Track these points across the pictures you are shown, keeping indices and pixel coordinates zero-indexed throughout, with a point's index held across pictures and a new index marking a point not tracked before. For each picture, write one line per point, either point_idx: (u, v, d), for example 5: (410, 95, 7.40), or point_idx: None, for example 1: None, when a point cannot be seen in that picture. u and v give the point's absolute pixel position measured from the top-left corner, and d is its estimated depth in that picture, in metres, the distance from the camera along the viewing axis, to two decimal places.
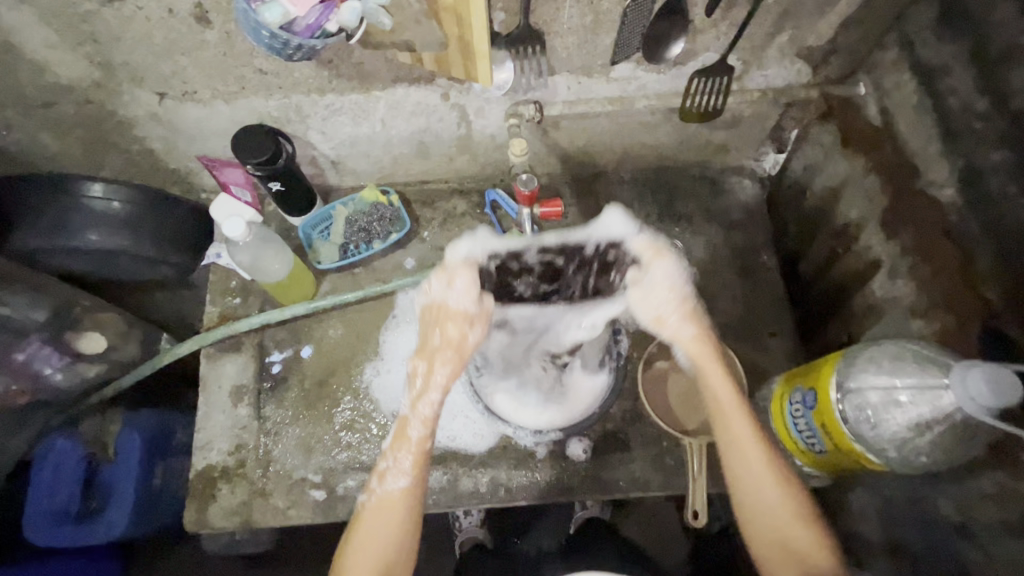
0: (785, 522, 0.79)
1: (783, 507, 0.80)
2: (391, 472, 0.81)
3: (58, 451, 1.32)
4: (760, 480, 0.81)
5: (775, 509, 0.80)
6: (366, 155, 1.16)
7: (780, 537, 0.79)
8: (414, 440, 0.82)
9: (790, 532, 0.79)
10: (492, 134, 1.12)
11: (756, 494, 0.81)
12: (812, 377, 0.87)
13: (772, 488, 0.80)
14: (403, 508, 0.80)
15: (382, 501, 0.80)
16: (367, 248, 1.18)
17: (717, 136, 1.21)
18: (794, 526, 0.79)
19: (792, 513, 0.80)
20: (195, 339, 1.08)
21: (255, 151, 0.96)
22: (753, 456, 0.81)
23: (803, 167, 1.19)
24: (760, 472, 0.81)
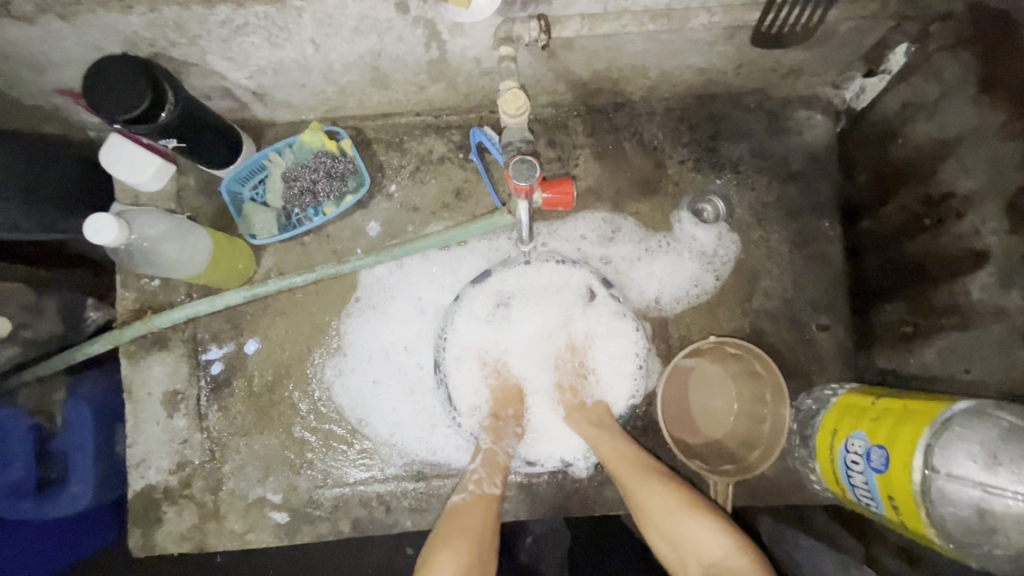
0: (675, 517, 0.72)
1: (673, 502, 0.74)
2: (485, 482, 0.80)
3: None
4: (641, 495, 0.76)
5: (659, 507, 0.74)
6: (301, 85, 0.82)
7: (678, 545, 0.71)
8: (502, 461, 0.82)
9: (676, 530, 0.72)
10: (477, 58, 0.78)
11: (646, 507, 0.75)
12: (883, 433, 0.68)
13: (644, 495, 0.75)
14: (487, 515, 0.76)
15: (472, 503, 0.77)
16: (316, 214, 0.91)
17: (793, 58, 0.87)
18: (676, 520, 0.72)
19: (671, 506, 0.73)
20: (107, 338, 0.86)
21: (121, 99, 0.64)
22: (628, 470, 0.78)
23: (903, 108, 0.87)
24: (633, 486, 0.77)
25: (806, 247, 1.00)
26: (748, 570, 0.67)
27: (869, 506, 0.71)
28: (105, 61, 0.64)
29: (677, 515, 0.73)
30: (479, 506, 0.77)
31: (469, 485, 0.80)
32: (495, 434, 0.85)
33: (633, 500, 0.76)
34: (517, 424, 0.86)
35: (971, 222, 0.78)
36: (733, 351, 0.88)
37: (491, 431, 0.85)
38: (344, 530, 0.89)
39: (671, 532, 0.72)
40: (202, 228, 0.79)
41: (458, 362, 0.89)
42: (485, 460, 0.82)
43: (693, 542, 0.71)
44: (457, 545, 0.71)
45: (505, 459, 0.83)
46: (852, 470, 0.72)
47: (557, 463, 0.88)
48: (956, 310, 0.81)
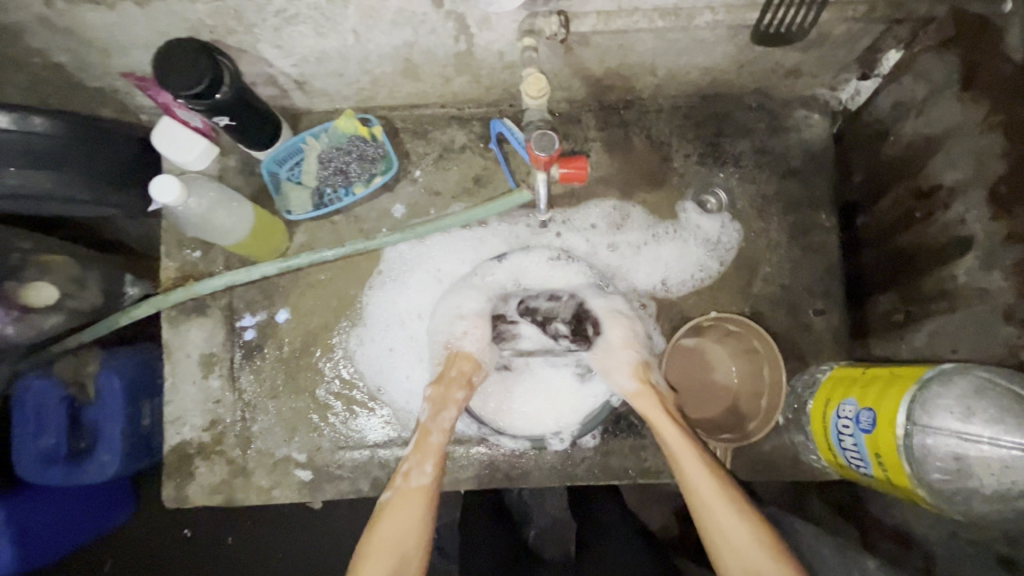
0: (745, 547, 0.74)
1: (747, 531, 0.75)
2: (414, 472, 0.82)
3: (36, 388, 1.09)
4: (719, 517, 0.76)
5: (738, 538, 0.74)
6: (338, 75, 0.90)
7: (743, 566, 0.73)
8: (432, 446, 0.84)
9: (750, 559, 0.73)
10: (501, 51, 0.86)
11: (718, 524, 0.76)
12: (871, 396, 0.73)
13: (723, 517, 0.76)
14: (425, 507, 0.79)
15: (401, 498, 0.80)
16: (347, 194, 0.98)
17: (791, 59, 0.94)
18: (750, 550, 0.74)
19: (747, 534, 0.74)
20: (150, 303, 0.93)
21: (186, 77, 0.72)
22: (707, 488, 0.78)
23: (894, 107, 0.94)
24: (711, 502, 0.77)
25: (803, 237, 1.06)
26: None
27: (858, 468, 0.76)
28: (182, 40, 0.73)
29: (750, 544, 0.74)
30: (409, 497, 0.80)
31: (399, 478, 0.82)
32: (437, 405, 0.87)
33: (702, 518, 0.77)
34: (461, 391, 0.88)
35: (956, 209, 0.84)
36: (733, 329, 0.93)
37: (428, 408, 0.87)
38: (363, 489, 0.95)
39: (741, 555, 0.74)
40: (244, 199, 0.86)
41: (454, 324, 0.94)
42: (418, 441, 0.85)
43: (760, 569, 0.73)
44: (389, 547, 0.75)
45: (438, 441, 0.85)
46: (842, 435, 0.78)
47: (525, 443, 0.93)
48: (944, 293, 0.87)
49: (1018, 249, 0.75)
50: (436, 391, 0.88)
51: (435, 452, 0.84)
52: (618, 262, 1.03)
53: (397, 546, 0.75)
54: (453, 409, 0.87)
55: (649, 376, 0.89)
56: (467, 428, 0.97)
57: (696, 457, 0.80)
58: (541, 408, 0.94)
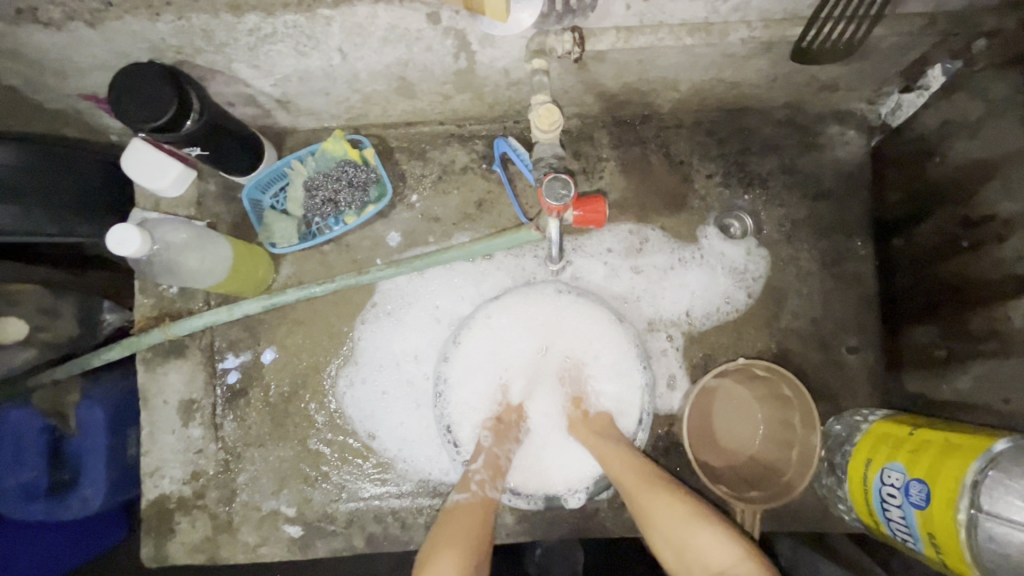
0: (677, 526, 0.68)
1: (676, 514, 0.69)
2: (486, 484, 0.77)
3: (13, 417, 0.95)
4: (646, 502, 0.71)
5: (667, 515, 0.69)
6: (325, 93, 0.81)
7: (684, 554, 0.66)
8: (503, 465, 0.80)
9: (684, 542, 0.67)
10: (506, 68, 0.77)
11: (648, 515, 0.71)
12: (923, 466, 0.65)
13: (651, 503, 0.71)
14: (486, 517, 0.73)
15: (472, 504, 0.75)
16: (336, 223, 0.90)
17: (831, 73, 0.84)
18: (688, 528, 0.67)
19: (678, 515, 0.69)
20: (123, 345, 0.85)
21: (145, 108, 0.63)
22: (626, 475, 0.75)
23: (944, 126, 0.84)
24: (637, 493, 0.73)
25: (836, 266, 0.97)
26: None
27: (905, 541, 0.68)
28: (152, 63, 0.64)
29: (688, 523, 0.68)
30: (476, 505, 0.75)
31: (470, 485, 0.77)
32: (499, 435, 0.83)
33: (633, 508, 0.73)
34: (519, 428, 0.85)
35: (1016, 247, 0.75)
36: (761, 373, 0.85)
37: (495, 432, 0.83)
38: (357, 546, 0.88)
39: (680, 539, 0.67)
40: (221, 239, 0.78)
41: (462, 374, 0.87)
42: (488, 461, 0.80)
43: (698, 549, 0.66)
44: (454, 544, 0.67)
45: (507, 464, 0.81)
46: (887, 503, 0.70)
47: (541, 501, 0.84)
48: (998, 339, 0.78)
49: None
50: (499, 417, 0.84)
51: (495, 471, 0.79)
52: (635, 292, 0.95)
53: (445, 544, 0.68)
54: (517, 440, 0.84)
55: (581, 410, 0.85)
56: None
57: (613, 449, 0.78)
58: (559, 466, 0.85)
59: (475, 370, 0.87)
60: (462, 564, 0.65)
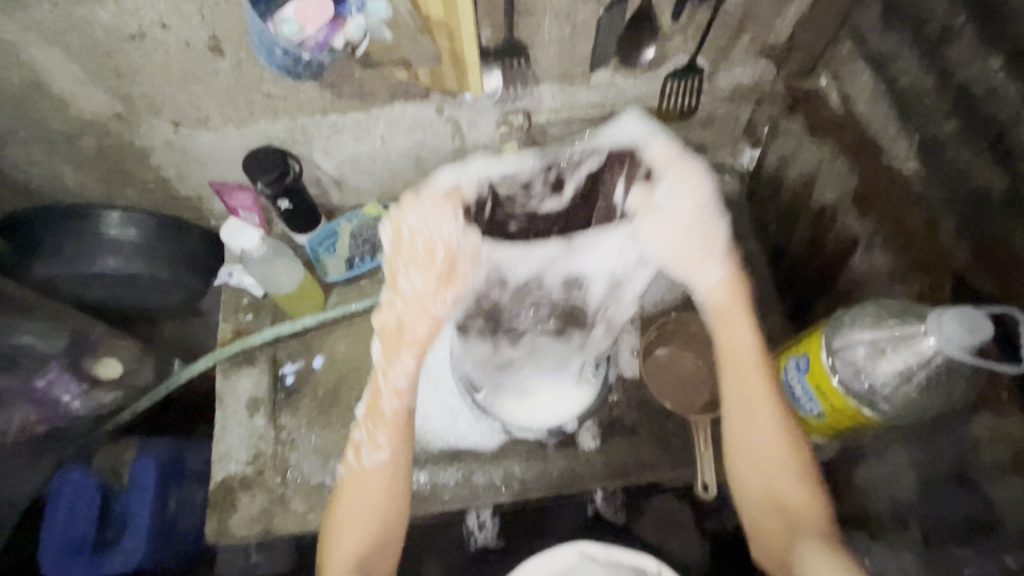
0: (780, 475, 0.82)
1: (785, 464, 0.82)
2: (367, 448, 0.84)
3: (73, 477, 1.33)
4: (767, 447, 0.83)
5: (774, 464, 0.82)
6: (367, 173, 1.22)
7: (779, 504, 0.82)
8: (385, 411, 0.84)
9: (776, 492, 0.82)
10: (485, 145, 1.20)
11: (749, 445, 0.84)
12: (802, 345, 0.92)
13: (771, 448, 0.83)
14: (381, 490, 0.82)
15: (354, 479, 0.83)
16: (372, 260, 1.24)
17: (695, 135, 1.29)
18: (785, 482, 0.82)
19: (789, 471, 0.82)
20: (210, 354, 1.12)
21: (265, 169, 1.03)
22: (761, 412, 0.84)
23: (778, 160, 1.27)
24: (749, 432, 0.84)
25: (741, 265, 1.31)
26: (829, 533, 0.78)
27: (811, 410, 0.91)
28: (270, 147, 1.05)
29: (786, 476, 0.82)
30: (356, 481, 0.83)
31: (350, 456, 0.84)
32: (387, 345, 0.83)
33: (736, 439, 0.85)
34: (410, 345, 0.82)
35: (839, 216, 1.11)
36: (693, 329, 1.14)
37: (384, 353, 0.83)
38: None
39: (777, 490, 0.82)
40: (302, 268, 1.12)
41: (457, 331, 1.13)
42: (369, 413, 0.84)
43: (790, 499, 0.81)
44: (343, 540, 0.81)
45: (393, 406, 0.84)
46: (792, 387, 0.94)
47: (542, 432, 1.04)
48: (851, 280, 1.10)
49: (884, 231, 1.01)
50: (395, 327, 0.82)
51: (391, 421, 0.84)
52: None
53: (354, 520, 0.81)
54: (407, 356, 0.83)
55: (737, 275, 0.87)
56: (487, 443, 1.08)
57: (759, 372, 0.85)
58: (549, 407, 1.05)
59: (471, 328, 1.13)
60: (359, 544, 0.81)
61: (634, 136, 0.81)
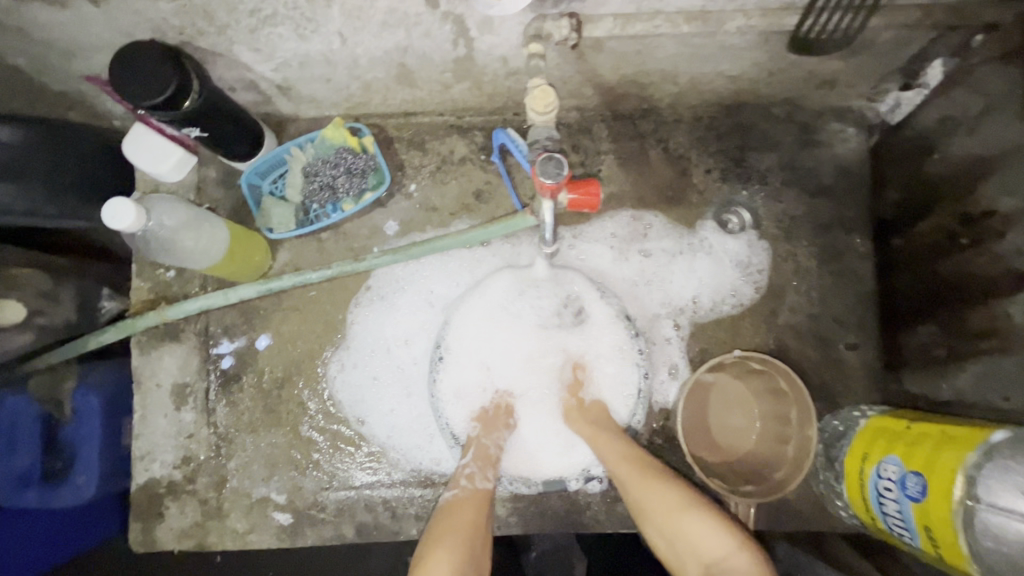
0: (669, 512, 0.71)
1: (671, 498, 0.72)
2: (477, 476, 0.79)
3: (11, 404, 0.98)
4: (637, 492, 0.74)
5: (660, 504, 0.72)
6: (325, 80, 0.82)
7: (676, 544, 0.69)
8: (493, 454, 0.81)
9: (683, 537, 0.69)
10: (505, 56, 0.77)
11: (641, 504, 0.73)
12: (921, 459, 0.64)
13: (641, 490, 0.74)
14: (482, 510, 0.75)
15: (465, 497, 0.76)
16: (335, 209, 0.89)
17: (828, 66, 0.84)
18: (677, 519, 0.70)
19: (668, 503, 0.71)
20: (118, 328, 0.85)
21: (144, 88, 0.64)
22: (626, 472, 0.76)
23: (943, 122, 0.84)
24: (630, 479, 0.75)
25: (835, 262, 0.96)
26: (751, 570, 0.64)
27: (902, 537, 0.67)
28: (151, 43, 0.64)
29: (675, 512, 0.71)
30: (474, 500, 0.76)
31: (461, 480, 0.79)
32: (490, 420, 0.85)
33: (630, 496, 0.75)
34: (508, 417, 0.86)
35: (1016, 242, 0.74)
36: (757, 366, 0.84)
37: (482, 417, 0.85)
38: (347, 534, 0.87)
39: (670, 531, 0.70)
40: (225, 226, 0.79)
41: (459, 343, 0.88)
42: (477, 452, 0.81)
43: (692, 541, 0.68)
44: (452, 541, 0.69)
45: (497, 452, 0.82)
46: (885, 499, 0.68)
47: (541, 487, 0.87)
48: (998, 336, 0.77)
49: None
50: (486, 410, 0.86)
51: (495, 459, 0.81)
52: (642, 274, 0.95)
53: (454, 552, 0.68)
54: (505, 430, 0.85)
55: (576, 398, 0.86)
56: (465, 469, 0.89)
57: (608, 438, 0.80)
58: (548, 453, 0.87)
59: (471, 341, 0.88)
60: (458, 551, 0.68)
61: (627, 272, 0.95)
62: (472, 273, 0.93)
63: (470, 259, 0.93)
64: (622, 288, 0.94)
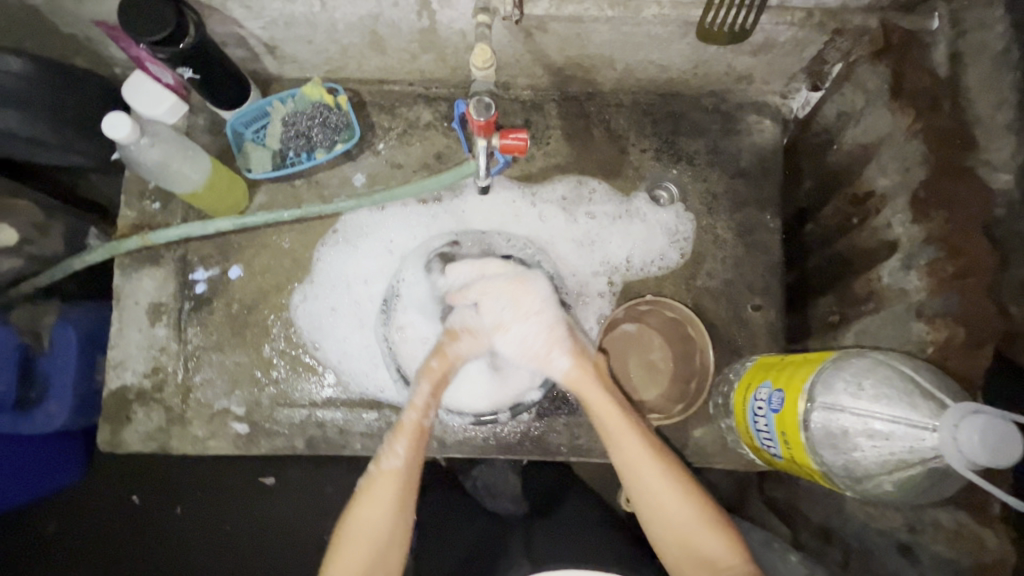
0: (686, 524, 0.79)
1: (686, 511, 0.79)
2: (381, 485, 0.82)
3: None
4: (652, 494, 0.81)
5: (675, 512, 0.80)
6: (307, 42, 0.94)
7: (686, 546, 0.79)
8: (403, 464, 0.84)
9: (691, 537, 0.79)
10: (463, 30, 0.90)
11: (657, 502, 0.80)
12: (783, 379, 0.76)
13: (663, 493, 0.80)
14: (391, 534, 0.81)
15: (366, 519, 0.80)
16: (309, 158, 1.01)
17: (742, 62, 0.99)
18: (695, 530, 0.79)
19: (687, 516, 0.79)
20: (104, 248, 0.94)
21: (146, 24, 0.75)
22: (650, 472, 0.81)
23: (837, 116, 0.98)
24: (647, 479, 0.81)
25: (749, 236, 1.10)
26: None
27: (769, 449, 0.79)
28: None
29: (696, 524, 0.79)
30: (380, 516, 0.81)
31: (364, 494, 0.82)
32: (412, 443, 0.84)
33: (641, 496, 0.82)
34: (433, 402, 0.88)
35: (886, 215, 0.88)
36: (671, 316, 0.98)
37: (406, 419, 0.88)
38: (298, 447, 0.97)
39: (681, 532, 0.79)
40: (209, 160, 0.90)
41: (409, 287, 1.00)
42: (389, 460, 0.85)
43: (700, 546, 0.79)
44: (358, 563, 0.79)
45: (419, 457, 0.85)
46: (757, 418, 0.80)
47: (469, 419, 0.96)
48: (872, 296, 0.90)
49: (932, 251, 0.80)
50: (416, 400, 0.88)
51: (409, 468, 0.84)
52: (586, 234, 1.07)
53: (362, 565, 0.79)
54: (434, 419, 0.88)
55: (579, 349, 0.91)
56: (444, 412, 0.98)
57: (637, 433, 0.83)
58: (477, 389, 0.96)
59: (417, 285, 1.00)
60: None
61: (574, 232, 1.07)
62: (428, 224, 1.04)
63: (430, 209, 1.04)
64: (568, 245, 1.07)
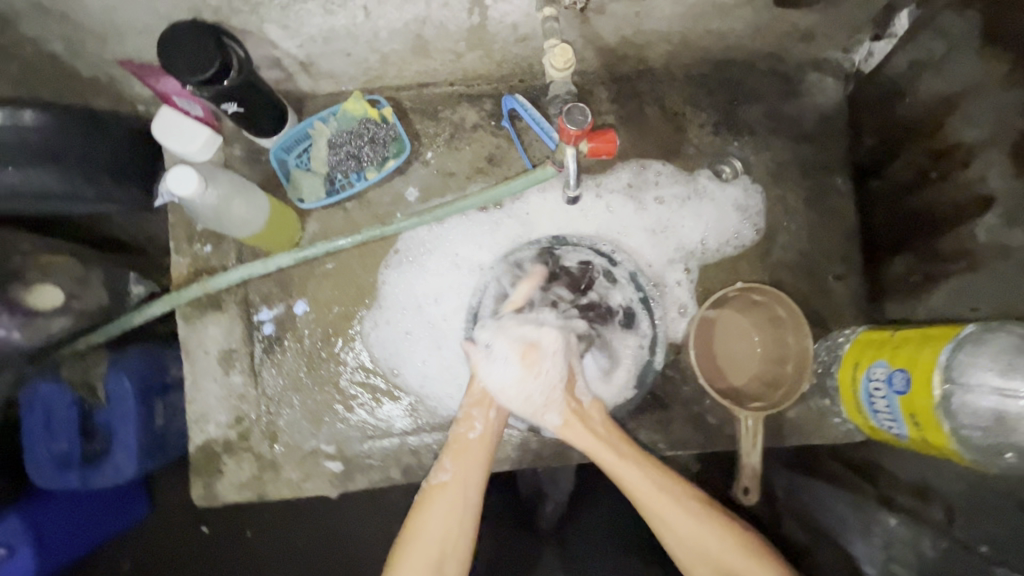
0: (702, 539, 0.81)
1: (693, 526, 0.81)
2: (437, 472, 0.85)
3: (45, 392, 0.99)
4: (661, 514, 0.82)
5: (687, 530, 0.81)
6: (346, 54, 0.87)
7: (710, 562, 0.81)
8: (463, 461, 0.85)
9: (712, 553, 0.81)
10: (514, 23, 0.84)
11: (669, 524, 0.82)
12: (904, 358, 0.74)
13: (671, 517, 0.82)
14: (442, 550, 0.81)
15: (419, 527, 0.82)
16: (360, 178, 0.95)
17: (806, 20, 0.94)
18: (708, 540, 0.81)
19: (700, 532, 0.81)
20: (165, 299, 0.90)
21: (192, 63, 0.69)
22: (655, 496, 0.82)
23: (910, 67, 0.92)
24: (652, 503, 0.82)
25: (820, 203, 1.06)
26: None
27: (891, 430, 0.77)
28: (198, 22, 0.70)
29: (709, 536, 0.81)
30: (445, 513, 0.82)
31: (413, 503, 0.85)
32: (460, 458, 0.86)
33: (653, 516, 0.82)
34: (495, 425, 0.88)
35: None
36: (758, 298, 0.95)
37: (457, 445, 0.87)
38: (394, 477, 0.95)
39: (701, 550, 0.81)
40: (264, 197, 0.85)
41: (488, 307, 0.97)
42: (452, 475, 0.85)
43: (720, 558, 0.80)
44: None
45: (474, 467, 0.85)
46: (874, 398, 0.79)
47: None
48: (964, 254, 0.85)
49: None
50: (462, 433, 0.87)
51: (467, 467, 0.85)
52: (656, 220, 1.02)
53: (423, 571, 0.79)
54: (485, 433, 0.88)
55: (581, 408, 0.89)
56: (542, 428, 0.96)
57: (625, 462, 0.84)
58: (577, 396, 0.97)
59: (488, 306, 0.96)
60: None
61: (643, 220, 1.02)
62: (494, 232, 0.99)
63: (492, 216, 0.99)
64: (639, 235, 1.02)
